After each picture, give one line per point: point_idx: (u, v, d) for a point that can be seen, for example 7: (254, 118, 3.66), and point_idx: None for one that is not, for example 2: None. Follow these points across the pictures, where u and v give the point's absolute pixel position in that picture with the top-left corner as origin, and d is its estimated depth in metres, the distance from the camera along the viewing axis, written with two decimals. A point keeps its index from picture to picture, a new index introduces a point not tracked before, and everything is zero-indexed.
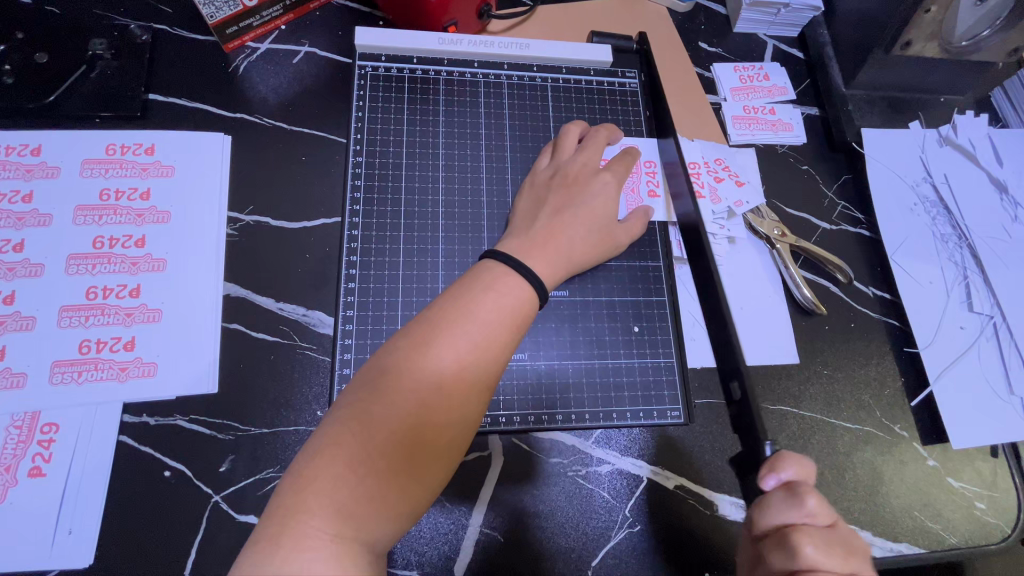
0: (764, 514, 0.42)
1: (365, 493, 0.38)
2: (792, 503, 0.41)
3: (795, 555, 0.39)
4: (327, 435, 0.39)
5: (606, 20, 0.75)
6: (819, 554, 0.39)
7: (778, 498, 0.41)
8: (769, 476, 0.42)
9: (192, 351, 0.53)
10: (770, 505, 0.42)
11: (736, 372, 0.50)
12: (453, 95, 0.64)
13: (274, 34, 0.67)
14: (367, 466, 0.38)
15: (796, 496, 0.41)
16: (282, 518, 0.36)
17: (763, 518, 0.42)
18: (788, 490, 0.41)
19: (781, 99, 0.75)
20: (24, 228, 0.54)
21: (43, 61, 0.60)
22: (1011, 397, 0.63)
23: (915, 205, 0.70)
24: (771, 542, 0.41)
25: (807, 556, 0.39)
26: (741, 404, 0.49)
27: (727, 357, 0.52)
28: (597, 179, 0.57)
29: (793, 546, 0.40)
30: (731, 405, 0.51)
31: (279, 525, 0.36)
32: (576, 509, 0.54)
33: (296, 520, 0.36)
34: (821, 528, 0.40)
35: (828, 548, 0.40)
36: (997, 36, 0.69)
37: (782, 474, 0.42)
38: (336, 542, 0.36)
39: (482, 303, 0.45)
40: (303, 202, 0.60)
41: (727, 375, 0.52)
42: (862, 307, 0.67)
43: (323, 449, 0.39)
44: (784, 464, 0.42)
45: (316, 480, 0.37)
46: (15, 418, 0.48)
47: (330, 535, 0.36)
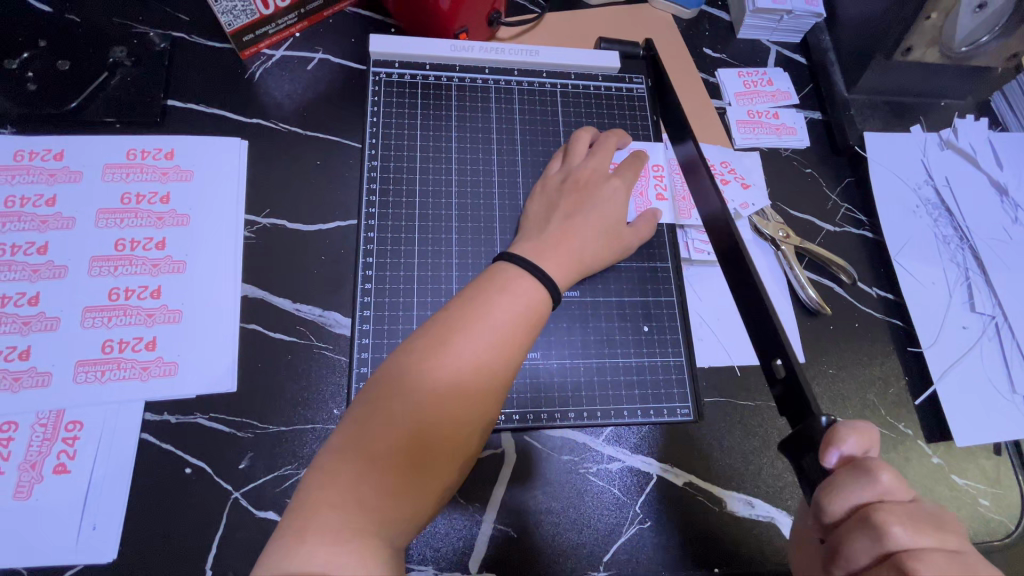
0: (835, 496, 0.37)
1: (383, 489, 0.39)
2: (862, 479, 0.37)
3: (885, 537, 0.35)
4: (347, 430, 0.41)
5: (613, 27, 0.77)
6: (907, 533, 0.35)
7: (849, 478, 0.37)
8: (831, 452, 0.39)
9: (212, 352, 0.54)
10: (839, 487, 0.37)
11: (780, 350, 0.47)
12: (465, 100, 0.65)
13: (289, 42, 0.68)
14: (386, 461, 0.40)
15: (866, 470, 0.37)
16: (307, 511, 0.38)
17: (836, 501, 0.37)
18: (854, 466, 0.38)
19: (784, 103, 0.77)
20: (48, 230, 0.55)
21: (65, 68, 0.62)
22: (1013, 395, 0.64)
23: (917, 207, 0.72)
24: (852, 530, 0.36)
25: (895, 534, 0.35)
26: (789, 382, 0.46)
27: (762, 336, 0.50)
28: (608, 183, 0.58)
29: (878, 527, 0.35)
30: (775, 386, 0.48)
31: (301, 515, 0.37)
32: (587, 505, 0.55)
33: (319, 512, 0.37)
34: (902, 503, 0.36)
35: (915, 523, 0.35)
36: (996, 41, 0.70)
37: (844, 449, 0.39)
38: (357, 535, 0.37)
39: (497, 304, 0.46)
40: (319, 206, 0.61)
41: (768, 350, 0.49)
42: (866, 307, 0.68)
43: (346, 444, 0.40)
44: (844, 437, 0.39)
45: (340, 474, 0.39)
46: (40, 416, 0.50)
47: (352, 528, 0.37)
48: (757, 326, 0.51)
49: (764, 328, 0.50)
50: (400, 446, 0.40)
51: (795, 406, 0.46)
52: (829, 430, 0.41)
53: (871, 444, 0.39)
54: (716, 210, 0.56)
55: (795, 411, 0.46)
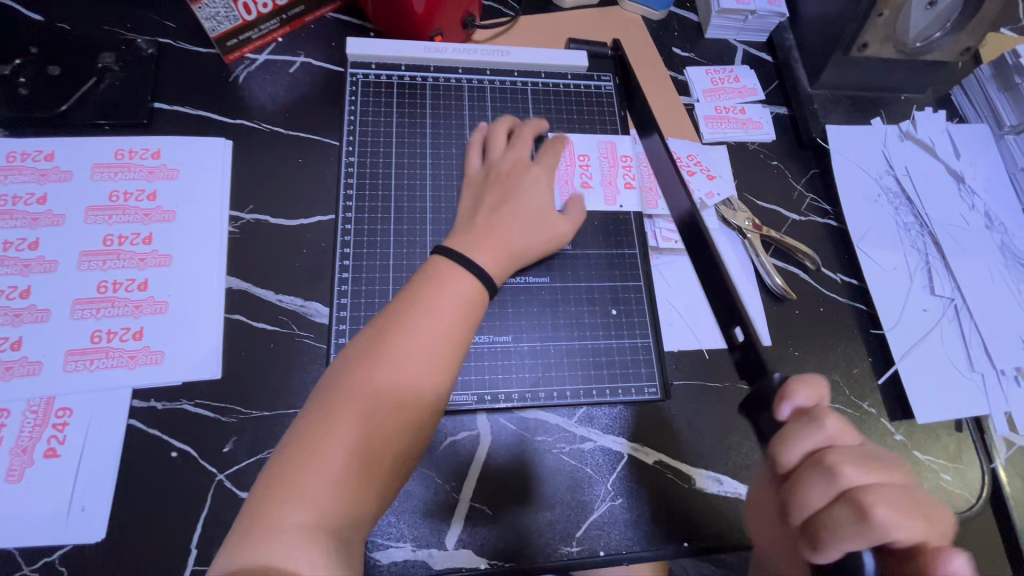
0: (788, 445, 0.37)
1: (337, 481, 0.41)
2: (810, 426, 0.37)
3: (836, 478, 0.35)
4: (299, 430, 0.43)
5: (584, 28, 0.80)
6: (859, 475, 0.35)
7: (796, 425, 0.38)
8: (782, 406, 0.39)
9: (196, 341, 0.56)
10: (788, 436, 0.38)
11: (739, 320, 0.57)
12: (439, 99, 0.68)
13: (272, 46, 0.71)
14: (339, 455, 0.41)
15: (814, 417, 0.37)
16: (262, 508, 0.39)
17: (787, 448, 0.37)
18: (804, 415, 0.38)
19: (751, 99, 0.80)
20: (39, 227, 0.57)
21: (55, 73, 0.64)
22: (972, 373, 0.67)
23: (879, 195, 0.75)
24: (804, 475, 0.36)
25: (847, 476, 0.35)
26: (746, 347, 0.56)
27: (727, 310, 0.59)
28: (529, 173, 0.61)
29: (831, 471, 0.35)
30: (735, 350, 0.58)
31: (257, 512, 0.39)
32: (559, 484, 0.57)
33: (274, 510, 0.39)
34: (852, 447, 0.37)
35: (864, 466, 0.35)
36: (948, 37, 0.74)
37: (795, 401, 0.39)
38: (309, 529, 0.38)
39: (437, 298, 0.49)
40: (299, 201, 0.64)
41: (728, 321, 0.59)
42: (830, 292, 0.71)
43: (294, 444, 0.42)
44: (794, 389, 0.39)
45: (289, 473, 0.40)
46: (32, 403, 0.52)
47: (304, 522, 0.39)
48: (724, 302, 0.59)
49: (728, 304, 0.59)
50: (345, 441, 0.42)
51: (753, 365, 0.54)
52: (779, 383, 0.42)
53: (820, 394, 0.39)
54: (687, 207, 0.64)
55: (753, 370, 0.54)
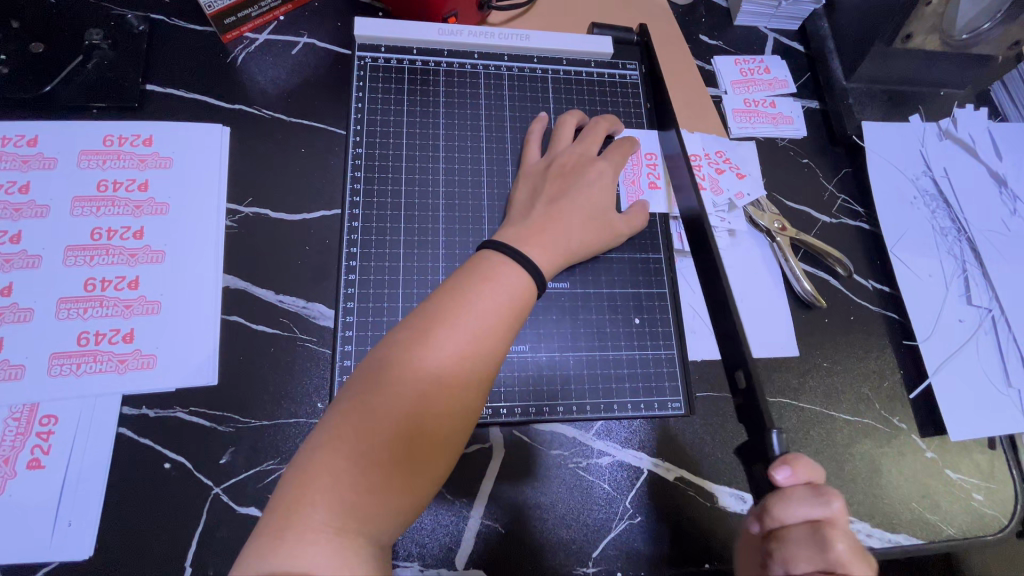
0: (788, 510, 0.40)
1: (367, 485, 0.38)
2: (817, 501, 0.40)
3: (827, 550, 0.39)
4: (330, 429, 0.39)
5: (606, 13, 0.75)
6: (849, 554, 0.39)
7: (804, 494, 0.41)
8: (782, 469, 0.41)
9: (191, 343, 0.52)
10: (791, 501, 0.41)
11: (740, 362, 0.50)
12: (453, 86, 0.63)
13: (272, 25, 0.66)
14: (371, 457, 0.38)
15: (823, 495, 0.40)
16: (284, 511, 0.37)
17: (791, 512, 0.40)
18: (809, 491, 0.41)
19: (781, 92, 0.75)
20: (21, 219, 0.53)
21: (38, 51, 0.60)
22: (1009, 389, 0.63)
23: (915, 198, 0.71)
24: (796, 540, 0.40)
25: (840, 552, 0.39)
26: (748, 394, 0.48)
27: (730, 348, 0.52)
28: (594, 168, 0.58)
29: (825, 540, 0.39)
30: (737, 396, 0.50)
31: (281, 514, 0.36)
32: (575, 500, 0.54)
33: (298, 511, 0.36)
34: (837, 527, 0.40)
35: (854, 546, 0.39)
36: (997, 29, 0.69)
37: (794, 470, 0.41)
38: (338, 534, 0.36)
39: (482, 294, 0.45)
40: (303, 195, 0.60)
41: (731, 363, 0.52)
42: (862, 300, 0.67)
43: (325, 442, 0.39)
44: (799, 462, 0.41)
45: (318, 473, 0.37)
46: (13, 410, 0.48)
47: (333, 527, 0.36)
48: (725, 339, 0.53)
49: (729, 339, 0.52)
50: (382, 443, 0.39)
51: (751, 417, 0.48)
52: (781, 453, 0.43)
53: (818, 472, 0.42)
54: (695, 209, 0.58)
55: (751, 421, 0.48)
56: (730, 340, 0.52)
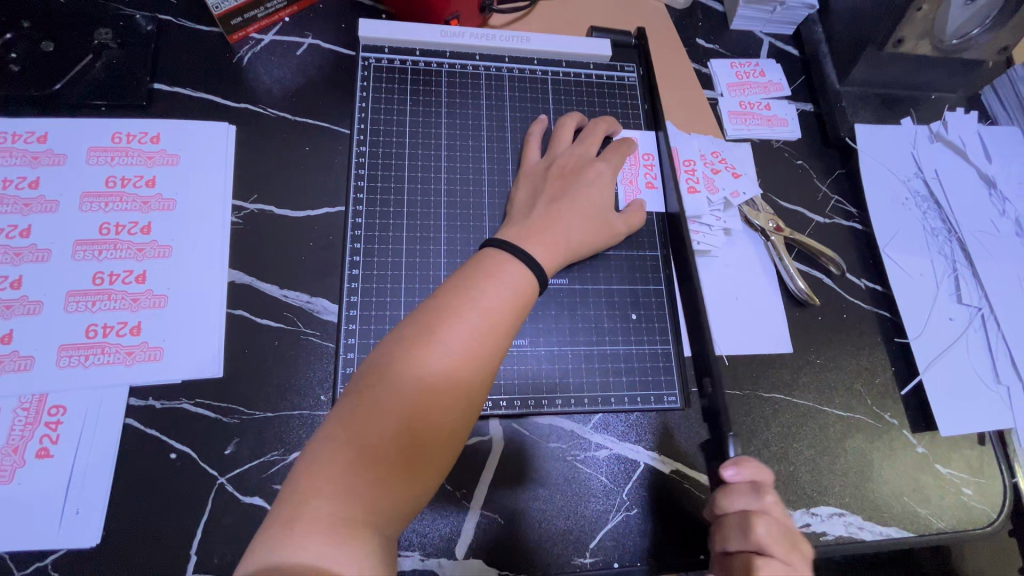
0: (723, 499, 0.48)
1: (374, 475, 0.39)
2: (752, 495, 0.47)
3: (748, 535, 0.45)
4: (338, 421, 0.40)
5: (605, 16, 0.76)
6: (768, 539, 0.45)
7: (743, 487, 0.47)
8: (730, 468, 0.47)
9: (197, 337, 0.53)
10: (730, 493, 0.47)
11: (709, 368, 0.53)
12: (455, 86, 0.65)
13: (278, 26, 0.68)
14: (378, 449, 0.39)
15: (758, 490, 0.47)
16: (292, 499, 0.37)
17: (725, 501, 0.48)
18: (746, 485, 0.47)
19: (776, 94, 0.77)
20: (31, 214, 0.54)
21: (48, 50, 0.61)
22: (997, 385, 0.65)
23: (906, 199, 0.72)
24: (728, 524, 0.47)
25: (759, 537, 0.45)
26: (711, 398, 0.52)
27: (701, 353, 0.55)
28: (592, 168, 0.59)
29: (749, 527, 0.46)
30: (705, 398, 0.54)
31: (291, 503, 0.37)
32: (574, 493, 0.55)
33: (306, 500, 0.37)
34: (769, 519, 0.46)
35: (779, 536, 0.45)
36: (986, 35, 0.70)
37: (737, 468, 0.48)
38: (346, 523, 0.37)
39: (485, 291, 0.46)
40: (307, 192, 0.61)
41: (703, 367, 0.55)
42: (854, 298, 0.68)
43: (333, 434, 0.40)
44: (742, 461, 0.48)
45: (326, 464, 0.38)
46: (22, 400, 0.49)
47: (342, 516, 0.37)
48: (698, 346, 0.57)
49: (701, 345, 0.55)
50: (388, 435, 0.40)
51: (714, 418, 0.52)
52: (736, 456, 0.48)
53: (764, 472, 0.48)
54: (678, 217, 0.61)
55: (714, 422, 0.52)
56: (701, 347, 0.55)
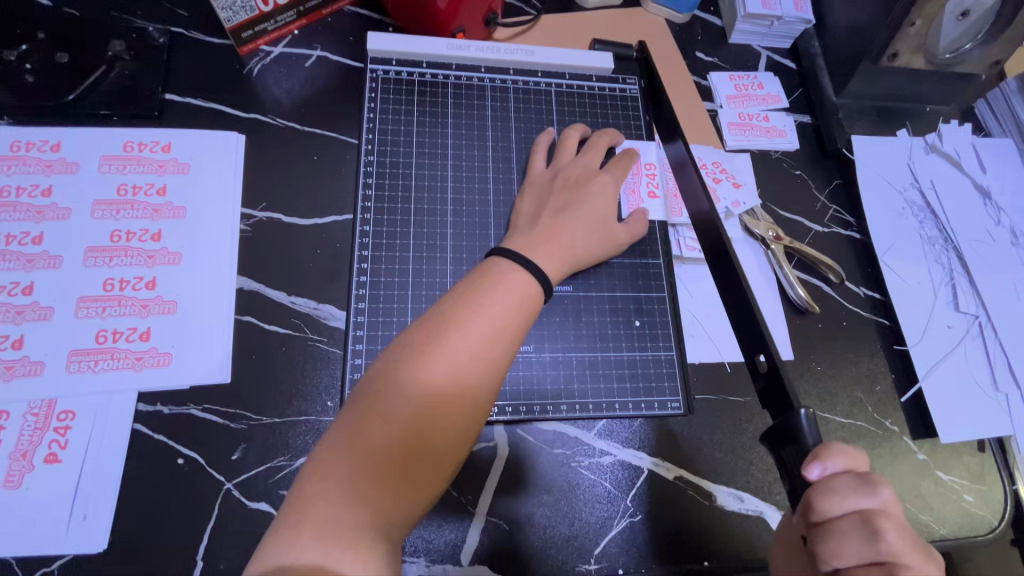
0: (834, 502, 0.39)
1: (383, 479, 0.39)
2: (864, 489, 0.39)
3: (878, 541, 0.38)
4: (347, 425, 0.41)
5: (607, 30, 0.78)
6: (898, 541, 0.38)
7: (850, 483, 0.40)
8: (815, 465, 0.40)
9: (205, 342, 0.54)
10: (837, 492, 0.39)
11: (763, 346, 0.50)
12: (460, 97, 0.66)
13: (288, 38, 0.69)
14: (387, 454, 0.40)
15: (869, 484, 0.40)
16: (301, 505, 0.38)
17: (836, 505, 0.39)
18: (854, 482, 0.40)
19: (775, 106, 0.78)
20: (43, 221, 0.55)
21: (63, 61, 0.62)
22: (996, 393, 0.65)
23: (904, 209, 0.73)
24: (841, 532, 0.39)
25: (891, 542, 0.38)
26: (771, 377, 0.49)
27: (749, 332, 0.52)
28: (597, 179, 0.60)
29: (875, 531, 0.38)
30: (758, 380, 0.51)
31: (301, 506, 0.38)
32: (578, 499, 0.55)
33: (315, 505, 0.37)
34: (894, 519, 0.39)
35: (905, 536, 0.39)
36: (979, 49, 0.73)
37: (827, 463, 0.40)
38: (356, 529, 0.37)
39: (492, 298, 0.47)
40: (315, 201, 0.62)
41: (751, 347, 0.52)
42: (853, 306, 0.69)
43: (342, 438, 0.40)
44: (831, 454, 0.41)
45: (336, 468, 0.39)
46: (32, 405, 0.49)
47: (351, 522, 0.37)
48: (742, 325, 0.54)
49: (749, 325, 0.52)
50: (397, 439, 0.40)
51: (776, 398, 0.49)
52: (816, 445, 0.43)
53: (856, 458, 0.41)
54: (704, 208, 0.58)
55: (775, 402, 0.49)
56: (749, 326, 0.52)
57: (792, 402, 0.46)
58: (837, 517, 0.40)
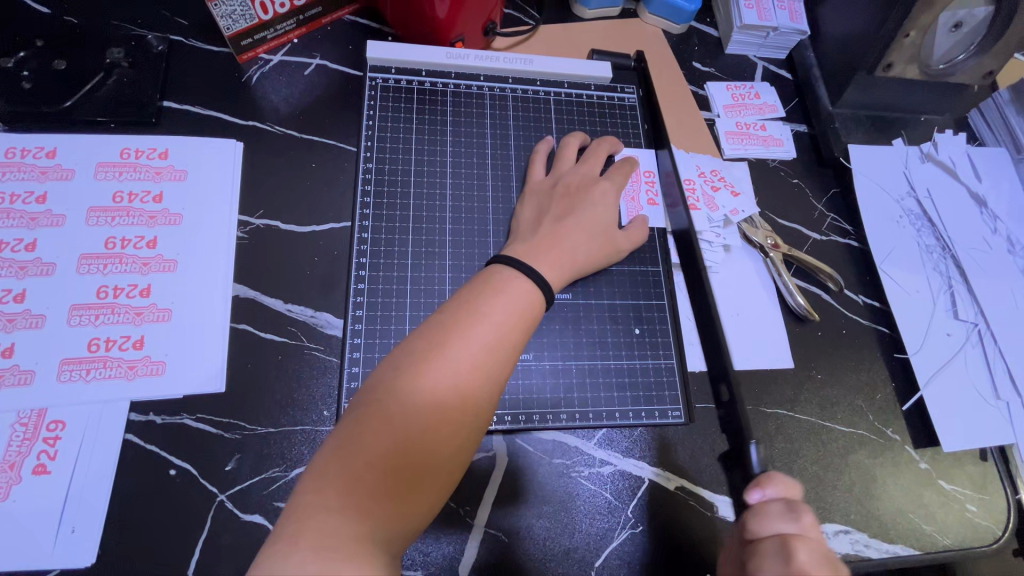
0: (759, 521, 0.45)
1: (383, 490, 0.39)
2: (787, 515, 0.44)
3: (789, 558, 0.41)
4: (346, 434, 0.40)
5: (605, 39, 0.79)
6: (811, 562, 0.40)
7: (779, 507, 0.45)
8: (754, 490, 0.47)
9: (200, 350, 0.53)
10: (767, 516, 0.44)
11: (724, 378, 0.58)
12: (459, 105, 0.66)
13: (287, 47, 0.69)
14: (387, 464, 0.39)
15: (794, 509, 0.44)
16: (297, 519, 0.37)
17: (761, 525, 0.44)
18: (780, 506, 0.45)
19: (771, 116, 0.79)
20: (37, 228, 0.54)
21: (61, 68, 0.62)
22: (997, 401, 0.65)
23: (901, 217, 0.74)
24: (762, 549, 0.43)
25: (802, 560, 0.40)
26: (729, 405, 0.57)
27: (716, 361, 0.60)
28: (596, 188, 0.60)
29: (788, 550, 0.41)
30: (720, 407, 0.59)
31: (297, 518, 0.37)
32: (578, 510, 0.54)
33: (313, 518, 0.37)
34: (816, 546, 0.42)
35: (823, 563, 0.41)
36: (971, 60, 0.74)
37: (766, 489, 0.46)
38: (355, 542, 0.36)
39: (493, 305, 0.46)
40: (313, 208, 0.61)
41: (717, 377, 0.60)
42: (853, 314, 0.69)
43: (341, 447, 0.39)
44: (772, 483, 0.47)
45: (334, 478, 0.38)
46: (21, 415, 0.48)
47: (350, 535, 0.36)
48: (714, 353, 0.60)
49: (717, 355, 0.59)
50: (398, 448, 0.40)
51: (731, 424, 0.56)
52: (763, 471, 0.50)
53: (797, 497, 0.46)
54: (687, 227, 0.63)
55: (731, 429, 0.56)
56: (715, 357, 0.60)
57: (744, 430, 0.54)
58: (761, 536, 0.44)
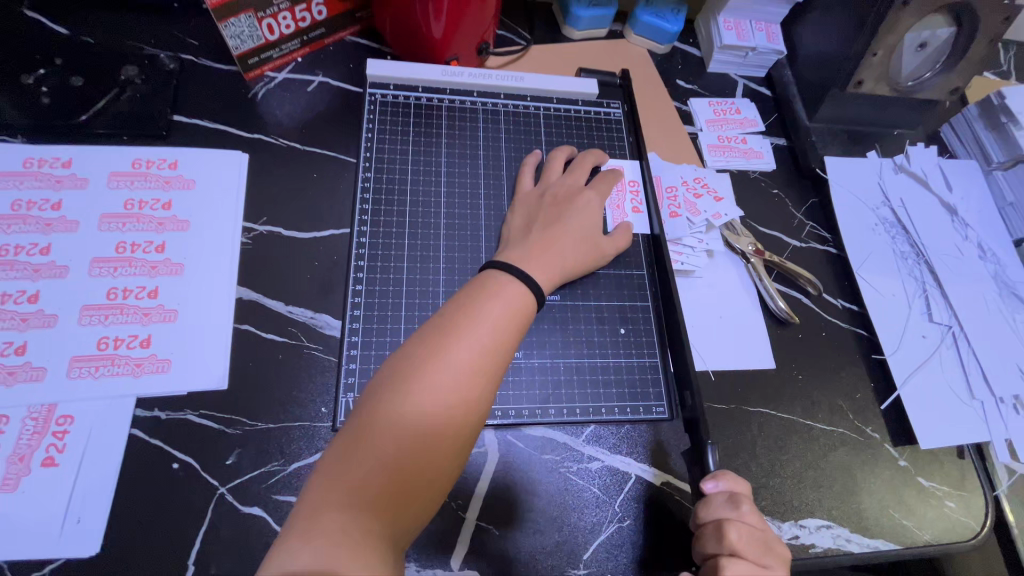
0: (704, 509, 0.51)
1: (388, 485, 0.41)
2: (728, 504, 0.51)
3: (721, 541, 0.49)
4: (352, 434, 0.43)
5: (593, 58, 0.83)
6: (740, 542, 0.48)
7: (723, 497, 0.51)
8: (709, 480, 0.52)
9: (204, 349, 0.56)
10: (711, 504, 0.51)
11: (688, 382, 0.59)
12: (454, 119, 0.70)
13: (291, 65, 0.73)
14: (391, 461, 0.41)
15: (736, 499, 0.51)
16: (308, 517, 0.39)
17: (706, 511, 0.51)
18: (724, 496, 0.51)
19: (752, 130, 0.83)
20: (52, 233, 0.57)
21: (77, 84, 0.66)
22: (972, 400, 0.67)
23: (876, 225, 0.77)
24: (705, 533, 0.50)
25: (732, 541, 0.48)
26: (692, 410, 0.58)
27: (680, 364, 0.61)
28: (581, 197, 0.63)
29: (722, 533, 0.49)
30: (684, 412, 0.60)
31: (307, 514, 0.39)
32: (567, 505, 0.56)
33: (324, 514, 0.39)
34: (750, 529, 0.49)
35: (751, 541, 0.49)
36: (938, 78, 0.78)
37: (718, 481, 0.52)
38: (364, 535, 0.39)
39: (488, 308, 0.49)
40: (314, 215, 0.65)
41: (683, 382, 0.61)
42: (832, 317, 0.72)
43: (348, 446, 0.42)
44: (722, 475, 0.53)
45: (343, 476, 0.41)
46: (31, 410, 0.51)
47: (359, 529, 0.39)
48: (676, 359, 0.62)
49: (680, 359, 0.61)
50: (401, 445, 0.42)
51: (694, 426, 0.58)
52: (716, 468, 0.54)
53: (743, 487, 0.52)
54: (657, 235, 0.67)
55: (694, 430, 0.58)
56: (679, 360, 0.61)
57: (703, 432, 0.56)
58: (706, 521, 0.51)
